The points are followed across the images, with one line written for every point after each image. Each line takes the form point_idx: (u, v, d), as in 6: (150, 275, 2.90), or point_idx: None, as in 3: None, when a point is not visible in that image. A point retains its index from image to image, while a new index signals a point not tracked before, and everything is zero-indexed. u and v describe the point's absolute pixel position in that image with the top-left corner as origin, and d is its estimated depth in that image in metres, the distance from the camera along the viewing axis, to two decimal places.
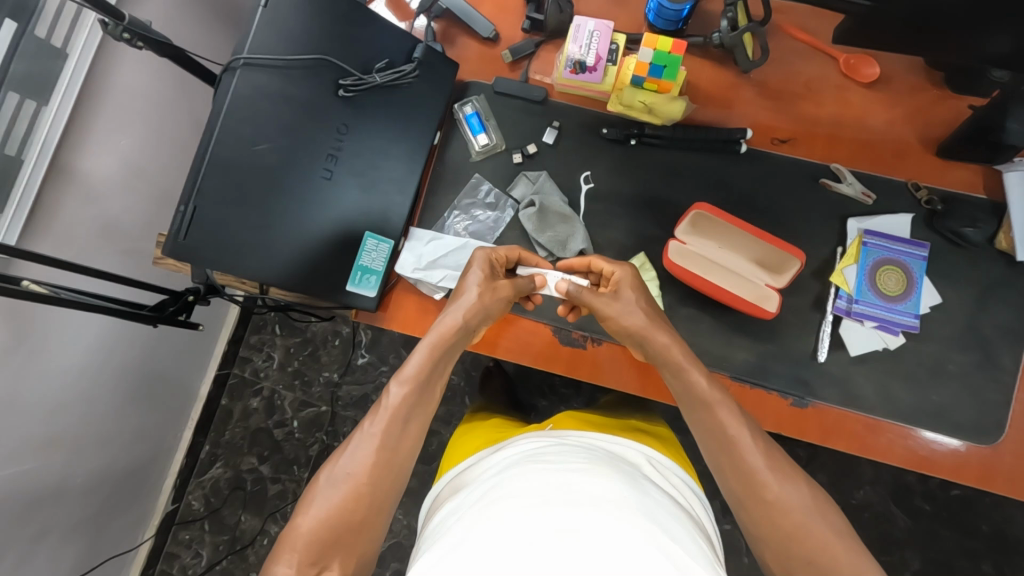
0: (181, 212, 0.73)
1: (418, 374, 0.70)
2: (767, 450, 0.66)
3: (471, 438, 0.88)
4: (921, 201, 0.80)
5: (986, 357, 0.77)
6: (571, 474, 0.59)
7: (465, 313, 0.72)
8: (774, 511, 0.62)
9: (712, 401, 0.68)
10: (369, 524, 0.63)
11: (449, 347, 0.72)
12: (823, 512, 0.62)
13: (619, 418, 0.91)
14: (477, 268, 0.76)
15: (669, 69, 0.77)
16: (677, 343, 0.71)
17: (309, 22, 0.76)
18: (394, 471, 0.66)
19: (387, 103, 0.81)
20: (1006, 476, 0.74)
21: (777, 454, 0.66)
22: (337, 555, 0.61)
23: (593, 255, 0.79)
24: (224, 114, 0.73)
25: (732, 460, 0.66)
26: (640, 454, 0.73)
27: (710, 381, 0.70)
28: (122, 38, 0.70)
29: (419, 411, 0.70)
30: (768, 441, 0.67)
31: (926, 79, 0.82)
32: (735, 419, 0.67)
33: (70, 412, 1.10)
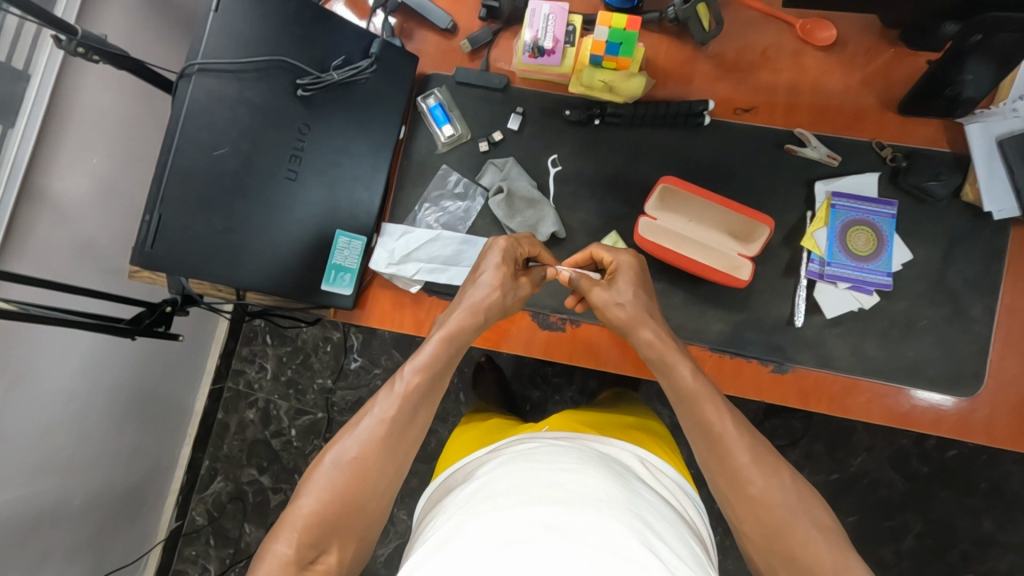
0: (147, 222, 0.73)
1: (429, 363, 0.68)
2: (754, 447, 0.65)
3: (466, 439, 0.86)
4: (886, 159, 0.81)
5: (958, 311, 0.78)
6: (563, 472, 0.57)
7: (481, 309, 0.71)
8: (759, 507, 0.62)
9: (698, 396, 0.67)
10: (367, 513, 0.63)
11: (461, 340, 0.71)
12: (809, 508, 0.62)
13: (614, 413, 0.90)
14: (498, 258, 0.73)
15: (625, 46, 0.78)
16: (662, 337, 0.71)
17: (262, 24, 0.76)
18: (398, 458, 0.66)
19: (347, 100, 0.81)
20: (984, 426, 0.75)
21: (764, 453, 0.65)
22: (336, 540, 0.61)
23: (593, 245, 0.77)
24: (181, 122, 0.73)
25: (719, 458, 0.66)
26: (637, 454, 0.71)
27: (694, 376, 0.69)
28: (77, 53, 0.70)
29: (424, 409, 0.68)
30: (761, 441, 0.66)
31: (881, 39, 0.82)
32: (723, 416, 0.67)
33: (65, 435, 1.11)
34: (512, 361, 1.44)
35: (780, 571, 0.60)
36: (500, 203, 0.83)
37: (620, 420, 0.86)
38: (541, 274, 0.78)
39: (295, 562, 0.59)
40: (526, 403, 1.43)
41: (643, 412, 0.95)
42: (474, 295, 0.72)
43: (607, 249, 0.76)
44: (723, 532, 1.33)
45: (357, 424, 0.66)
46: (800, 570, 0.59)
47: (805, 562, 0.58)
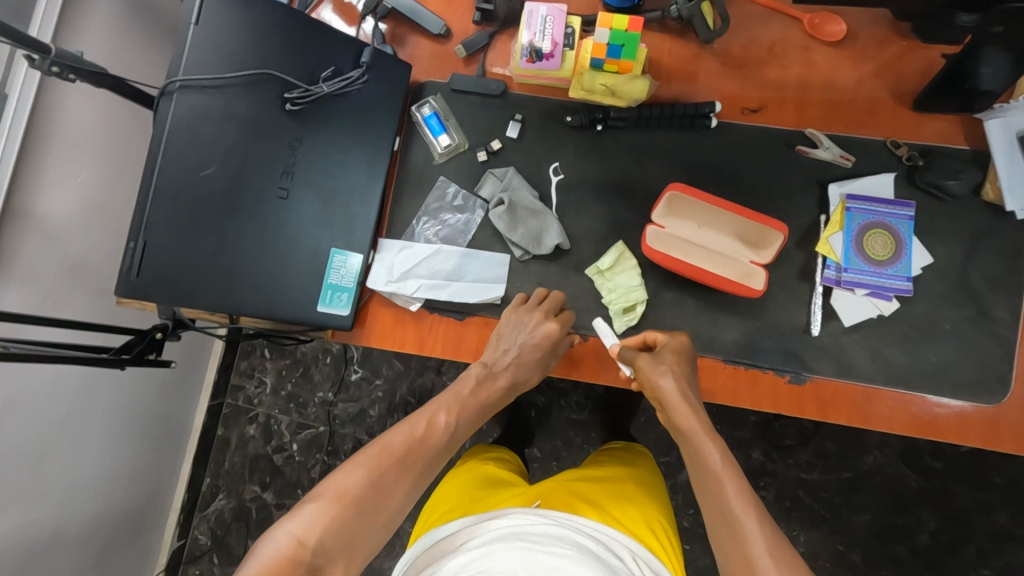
0: (131, 249, 0.69)
1: (464, 410, 0.75)
2: (769, 530, 0.58)
3: (450, 497, 0.83)
4: (902, 158, 0.77)
5: (981, 312, 0.75)
6: (559, 559, 0.59)
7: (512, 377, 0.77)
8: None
9: (718, 472, 0.63)
10: (375, 533, 0.61)
11: (487, 402, 0.77)
12: None
13: (605, 471, 0.87)
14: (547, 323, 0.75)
15: (628, 47, 0.74)
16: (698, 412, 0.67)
17: (247, 35, 0.72)
18: (420, 478, 0.67)
19: (339, 112, 0.77)
20: (1012, 432, 0.72)
21: (785, 546, 0.57)
22: (346, 548, 0.58)
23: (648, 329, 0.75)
24: (165, 141, 0.70)
25: (730, 536, 0.59)
26: (630, 547, 0.69)
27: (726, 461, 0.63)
28: (50, 72, 0.66)
29: (449, 451, 0.72)
30: (781, 532, 0.59)
31: (893, 32, 0.79)
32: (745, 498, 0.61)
33: (58, 461, 1.07)
34: None
35: None
36: (501, 218, 0.80)
37: (618, 487, 0.82)
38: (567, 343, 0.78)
39: (304, 564, 0.55)
40: (531, 409, 1.40)
41: (635, 465, 0.92)
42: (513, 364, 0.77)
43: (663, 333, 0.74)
44: None
45: (385, 438, 0.68)
46: None
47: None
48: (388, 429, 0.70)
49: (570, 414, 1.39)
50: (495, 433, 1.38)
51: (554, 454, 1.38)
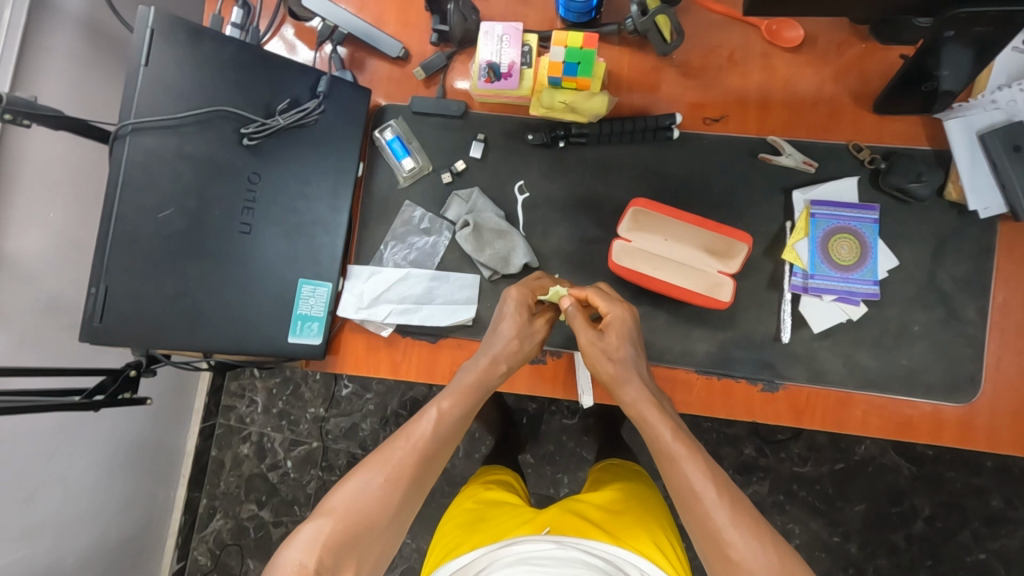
0: (93, 294, 0.69)
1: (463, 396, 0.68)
2: (734, 504, 0.59)
3: (457, 524, 0.84)
4: (864, 161, 0.77)
5: (950, 313, 0.75)
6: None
7: (500, 358, 0.70)
8: (739, 572, 0.55)
9: (676, 456, 0.62)
10: (382, 544, 0.60)
11: (483, 389, 0.70)
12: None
13: (613, 491, 0.88)
14: (513, 305, 0.72)
15: (584, 65, 0.74)
16: (643, 398, 0.67)
17: (200, 73, 0.72)
18: (424, 480, 0.64)
19: (299, 143, 0.77)
20: (984, 430, 0.73)
21: (747, 513, 0.59)
22: (350, 565, 0.57)
23: (592, 290, 0.74)
24: (120, 184, 0.69)
25: (696, 520, 0.60)
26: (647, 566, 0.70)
27: (689, 452, 0.63)
28: (4, 119, 0.66)
29: (450, 444, 0.67)
30: (749, 507, 0.60)
31: (852, 34, 0.78)
32: (706, 470, 0.61)
33: (48, 495, 1.07)
34: None
35: None
36: (467, 237, 0.79)
37: (628, 506, 0.82)
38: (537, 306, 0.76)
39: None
40: (522, 416, 1.40)
41: (640, 481, 0.93)
42: (495, 345, 0.71)
43: (606, 296, 0.73)
44: None
45: (384, 447, 0.65)
46: None
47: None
48: (393, 436, 0.66)
49: (561, 418, 1.39)
50: (488, 442, 1.39)
51: (547, 459, 1.39)
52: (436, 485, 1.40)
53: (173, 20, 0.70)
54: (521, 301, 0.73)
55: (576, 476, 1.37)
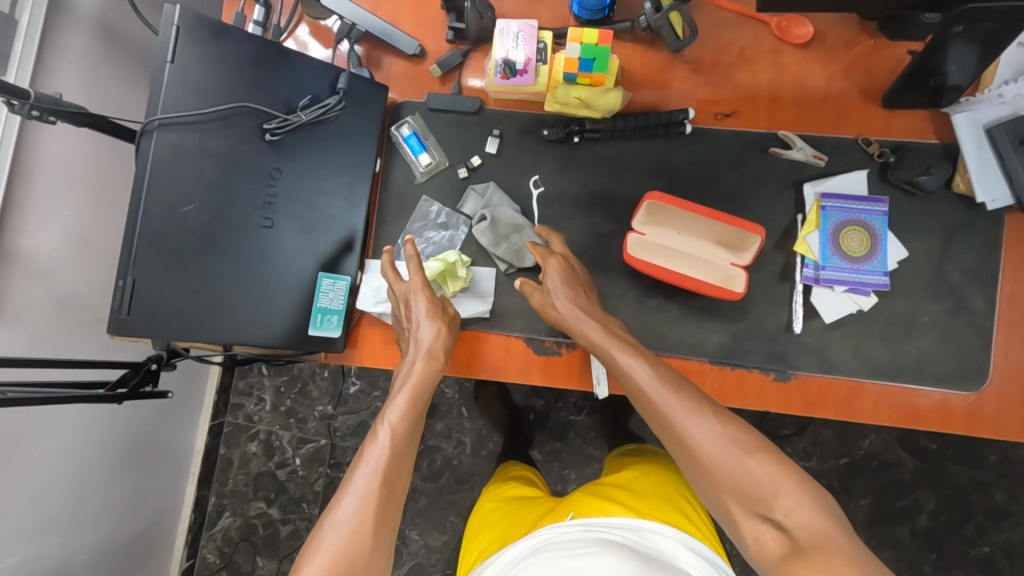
0: (121, 287, 0.71)
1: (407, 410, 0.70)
2: (681, 394, 0.68)
3: (488, 522, 0.87)
4: (874, 155, 0.79)
5: (958, 305, 0.76)
6: (584, 557, 0.63)
7: (434, 346, 0.73)
8: (697, 451, 0.65)
9: (629, 368, 0.69)
10: (378, 563, 0.62)
11: (426, 391, 0.72)
12: (736, 435, 0.65)
13: (632, 473, 0.90)
14: (423, 304, 0.74)
15: (599, 61, 0.76)
16: (594, 330, 0.72)
17: (223, 70, 0.73)
18: (394, 502, 0.65)
19: (318, 139, 0.79)
20: (992, 419, 0.74)
21: (691, 397, 0.68)
22: None
23: (536, 247, 0.79)
24: (146, 179, 0.71)
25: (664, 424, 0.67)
26: (672, 536, 0.71)
27: (636, 361, 0.69)
28: (31, 116, 0.67)
29: (406, 455, 0.68)
30: (694, 397, 0.68)
31: (860, 31, 0.80)
32: (651, 371, 0.69)
33: (60, 492, 1.07)
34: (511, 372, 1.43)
35: (734, 503, 0.63)
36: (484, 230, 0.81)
37: (648, 485, 0.84)
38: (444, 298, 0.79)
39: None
40: (529, 413, 1.42)
41: (656, 459, 0.95)
42: (422, 339, 0.73)
43: (545, 252, 0.78)
44: None
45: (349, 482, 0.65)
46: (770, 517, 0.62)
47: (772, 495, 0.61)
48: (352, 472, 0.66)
49: (568, 414, 1.41)
50: (496, 438, 1.40)
51: (554, 456, 1.40)
52: (445, 481, 1.41)
53: (197, 18, 0.72)
54: (430, 301, 0.74)
55: (583, 472, 1.38)
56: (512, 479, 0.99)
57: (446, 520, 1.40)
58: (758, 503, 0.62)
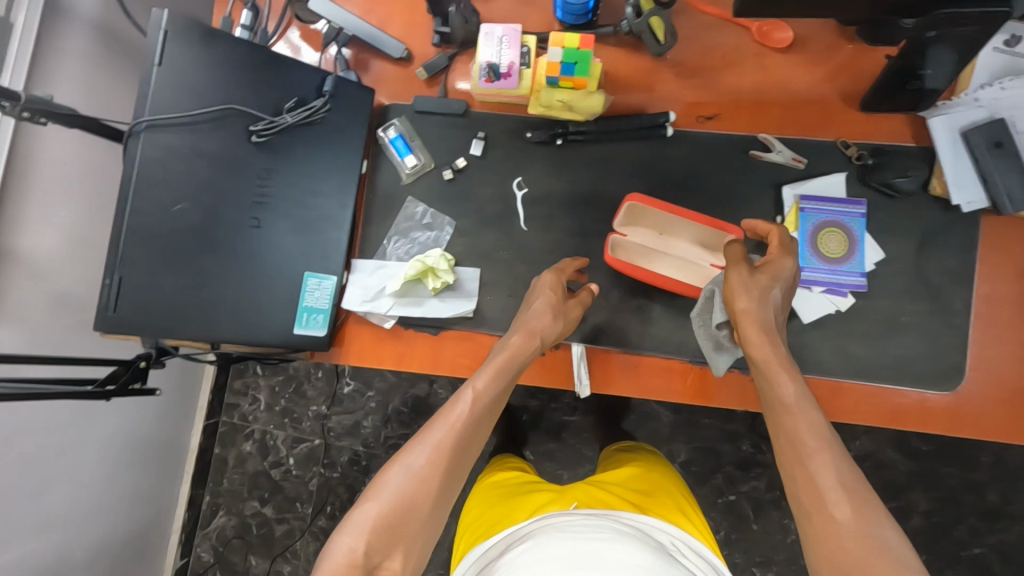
0: (108, 286, 0.72)
1: (498, 374, 0.71)
2: (847, 472, 0.58)
3: (485, 506, 0.88)
4: (852, 157, 0.80)
5: (937, 305, 0.77)
6: (598, 542, 0.64)
7: (538, 327, 0.73)
8: (831, 532, 0.55)
9: (790, 403, 0.63)
10: (428, 527, 0.62)
11: (517, 365, 0.72)
12: (896, 548, 0.54)
13: (626, 470, 0.91)
14: (545, 286, 0.76)
15: (580, 65, 0.76)
16: (773, 345, 0.66)
17: (212, 73, 0.75)
18: (460, 465, 0.66)
19: (305, 141, 0.80)
20: (970, 418, 0.75)
21: (860, 484, 0.58)
22: (400, 547, 0.60)
23: (778, 226, 0.72)
24: (134, 180, 0.72)
25: (797, 459, 0.61)
26: (670, 533, 0.74)
27: (800, 397, 0.63)
28: (22, 117, 0.69)
29: (485, 421, 0.69)
30: (856, 466, 0.59)
31: (840, 35, 0.81)
32: (819, 427, 0.62)
33: (58, 489, 1.09)
34: None
35: None
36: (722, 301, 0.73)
37: (647, 484, 0.87)
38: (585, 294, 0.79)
39: (362, 568, 0.58)
40: (523, 414, 1.42)
41: (649, 459, 0.97)
42: (533, 320, 0.73)
43: (789, 238, 0.72)
44: (729, 526, 1.38)
45: (428, 431, 0.66)
46: None
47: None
48: (433, 421, 0.67)
49: (561, 415, 1.41)
50: (489, 439, 1.41)
51: (548, 456, 1.41)
52: None
53: (186, 22, 0.73)
54: (551, 292, 0.75)
55: (575, 473, 1.39)
56: (510, 470, 0.99)
57: None
58: None
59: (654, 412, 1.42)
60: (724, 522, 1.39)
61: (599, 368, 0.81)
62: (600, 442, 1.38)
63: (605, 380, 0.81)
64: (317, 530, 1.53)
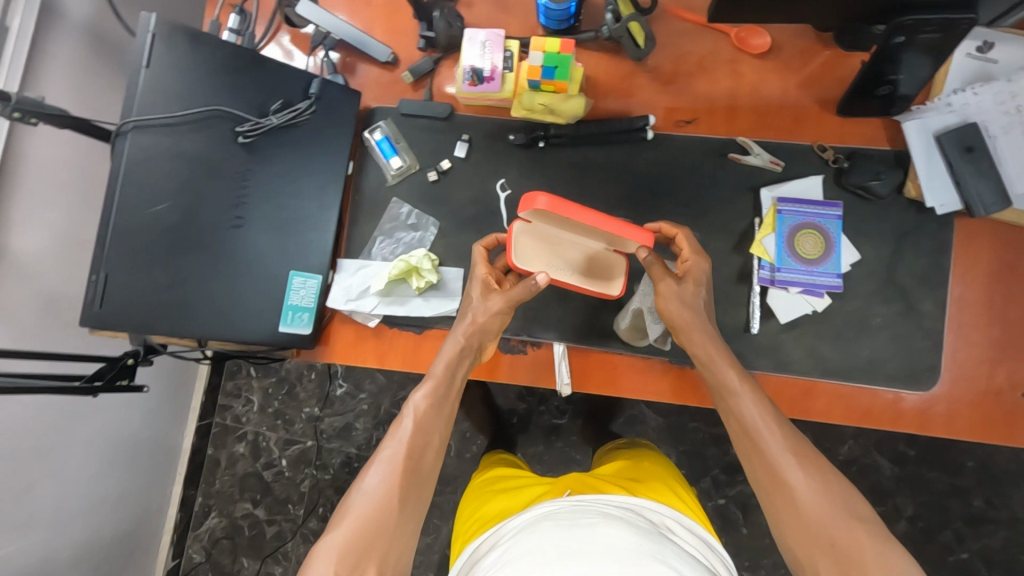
0: (94, 282, 0.74)
1: (433, 390, 0.75)
2: (791, 438, 0.68)
3: (480, 501, 0.89)
4: (828, 161, 0.81)
5: (910, 306, 0.78)
6: (583, 528, 0.63)
7: (465, 335, 0.76)
8: (793, 496, 0.65)
9: (733, 389, 0.70)
10: (399, 542, 0.68)
11: (455, 373, 0.76)
12: (845, 500, 0.64)
13: (622, 464, 0.92)
14: (477, 284, 0.78)
15: (561, 69, 0.78)
16: (710, 340, 0.72)
17: (198, 76, 0.76)
18: (416, 483, 0.71)
19: (291, 142, 0.81)
20: (943, 419, 0.76)
21: (802, 447, 0.68)
22: (371, 563, 0.65)
23: (682, 230, 0.77)
24: (122, 178, 0.74)
25: (755, 445, 0.69)
26: (665, 514, 0.73)
27: (742, 378, 0.71)
28: (13, 117, 0.70)
29: (434, 431, 0.74)
30: (798, 433, 0.69)
31: (816, 41, 0.83)
32: (762, 406, 0.70)
33: (44, 488, 1.09)
34: None
35: (819, 559, 0.62)
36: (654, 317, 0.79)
37: (642, 473, 0.87)
38: (529, 286, 0.74)
39: None
40: (512, 417, 1.43)
41: (642, 452, 0.97)
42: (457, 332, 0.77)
43: (691, 243, 0.76)
44: (718, 530, 1.38)
45: (377, 456, 0.72)
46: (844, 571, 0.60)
47: (845, 548, 0.61)
48: (387, 442, 0.73)
49: (551, 418, 1.42)
50: (478, 442, 1.42)
51: (538, 459, 1.41)
52: None
53: (174, 25, 0.75)
54: (484, 287, 0.78)
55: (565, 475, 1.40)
56: (501, 466, 1.00)
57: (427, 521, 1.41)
58: (830, 554, 0.61)
59: (643, 415, 1.43)
60: (712, 526, 1.39)
61: (583, 365, 0.83)
62: (589, 445, 1.39)
63: (585, 379, 0.83)
64: (307, 532, 1.54)
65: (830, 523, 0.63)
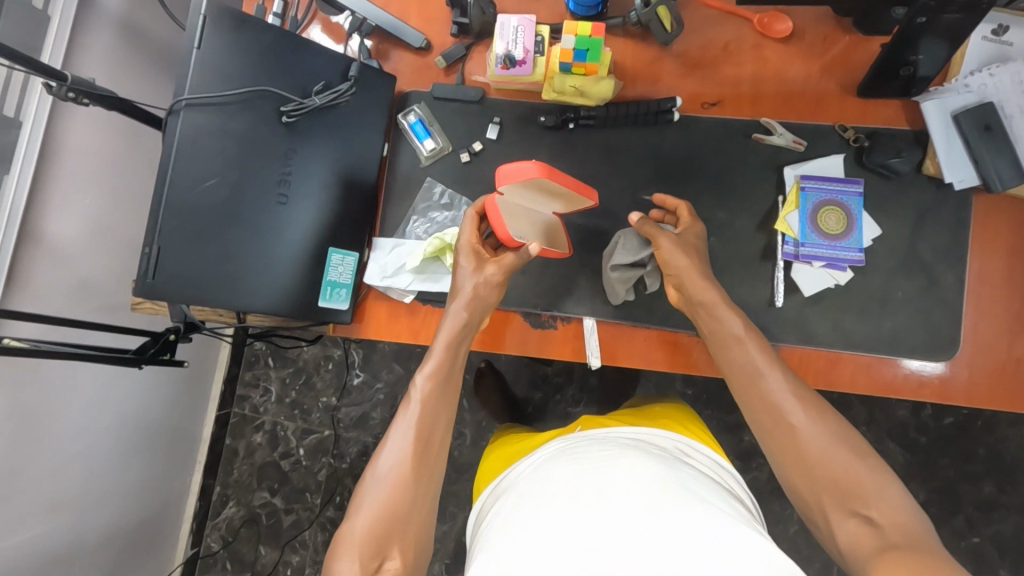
0: (147, 255, 0.77)
1: (437, 370, 0.76)
2: (793, 381, 0.72)
3: (501, 449, 0.91)
4: (849, 140, 0.84)
5: (929, 281, 0.81)
6: (601, 461, 0.65)
7: (465, 306, 0.78)
8: (797, 437, 0.68)
9: (739, 335, 0.74)
10: (419, 522, 0.69)
11: (460, 341, 0.78)
12: (846, 438, 0.68)
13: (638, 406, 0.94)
14: (465, 254, 0.80)
15: (592, 52, 0.81)
16: (716, 288, 0.76)
17: (243, 58, 0.79)
18: (428, 466, 0.71)
19: (330, 123, 0.84)
20: (961, 390, 0.79)
21: (806, 392, 0.71)
22: (394, 547, 0.66)
23: (683, 202, 0.82)
24: (173, 156, 0.77)
25: (756, 391, 0.72)
26: (677, 439, 0.75)
27: (748, 328, 0.74)
28: (67, 97, 0.73)
29: (443, 406, 0.75)
30: (799, 377, 0.73)
31: (836, 26, 0.86)
32: (765, 356, 0.73)
33: (73, 470, 1.12)
34: (511, 364, 1.47)
35: (824, 496, 0.65)
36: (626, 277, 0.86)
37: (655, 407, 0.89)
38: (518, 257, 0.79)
39: None
40: (528, 406, 1.45)
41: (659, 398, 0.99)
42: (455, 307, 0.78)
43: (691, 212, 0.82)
44: None
45: (387, 439, 0.72)
46: (849, 504, 0.64)
47: (849, 483, 0.64)
48: (398, 423, 0.73)
49: (567, 406, 1.44)
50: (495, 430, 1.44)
51: None
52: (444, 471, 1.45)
53: (221, 9, 0.78)
54: (472, 258, 0.80)
55: None
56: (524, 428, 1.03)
57: (444, 508, 1.43)
58: (834, 490, 0.65)
59: None
60: None
61: (610, 337, 0.85)
62: None
63: (615, 352, 0.85)
64: (325, 520, 1.56)
65: (833, 459, 0.66)
